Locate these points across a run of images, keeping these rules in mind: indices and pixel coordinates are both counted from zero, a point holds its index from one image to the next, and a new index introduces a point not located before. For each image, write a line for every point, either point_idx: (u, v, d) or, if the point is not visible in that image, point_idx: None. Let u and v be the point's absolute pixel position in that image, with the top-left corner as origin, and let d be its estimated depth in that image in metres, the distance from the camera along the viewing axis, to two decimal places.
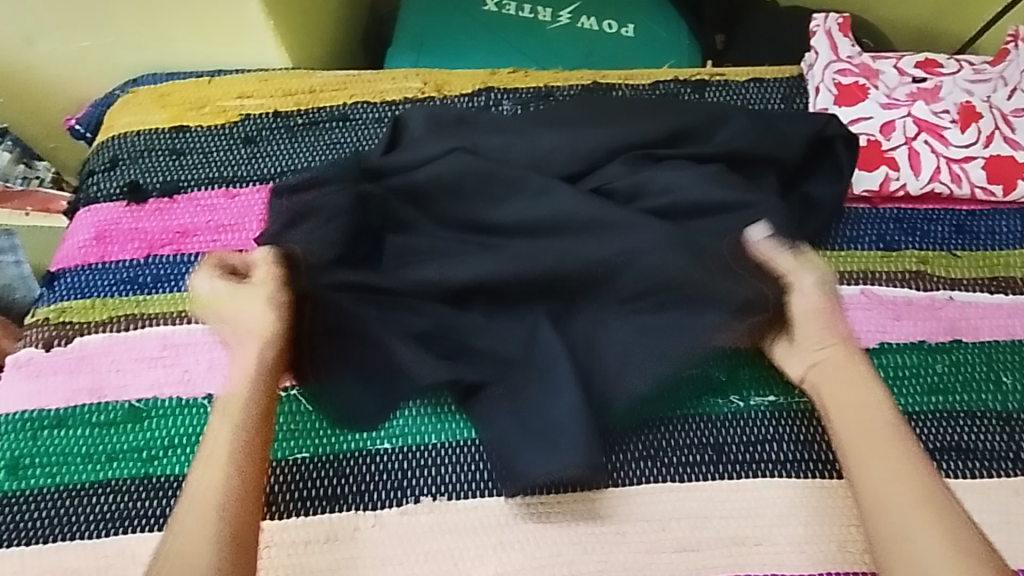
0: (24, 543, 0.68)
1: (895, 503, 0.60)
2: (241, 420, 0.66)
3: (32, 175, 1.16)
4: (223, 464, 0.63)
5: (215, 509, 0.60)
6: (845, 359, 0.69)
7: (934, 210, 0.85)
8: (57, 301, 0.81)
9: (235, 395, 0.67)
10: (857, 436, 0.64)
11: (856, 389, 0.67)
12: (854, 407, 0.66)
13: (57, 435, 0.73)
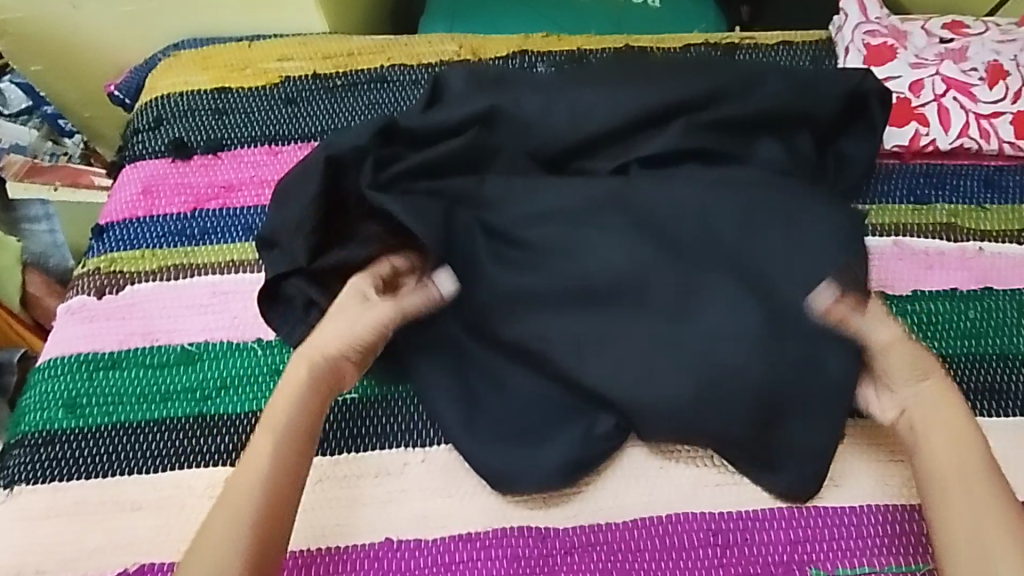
0: (83, 476, 0.70)
1: (984, 546, 0.59)
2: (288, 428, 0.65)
3: (61, 151, 1.22)
4: (263, 467, 0.62)
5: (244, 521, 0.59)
6: (940, 399, 0.67)
7: (963, 166, 0.87)
8: (108, 251, 0.83)
9: (291, 392, 0.66)
10: (951, 470, 0.63)
11: (955, 424, 0.65)
12: (949, 436, 0.65)
13: (113, 376, 0.75)
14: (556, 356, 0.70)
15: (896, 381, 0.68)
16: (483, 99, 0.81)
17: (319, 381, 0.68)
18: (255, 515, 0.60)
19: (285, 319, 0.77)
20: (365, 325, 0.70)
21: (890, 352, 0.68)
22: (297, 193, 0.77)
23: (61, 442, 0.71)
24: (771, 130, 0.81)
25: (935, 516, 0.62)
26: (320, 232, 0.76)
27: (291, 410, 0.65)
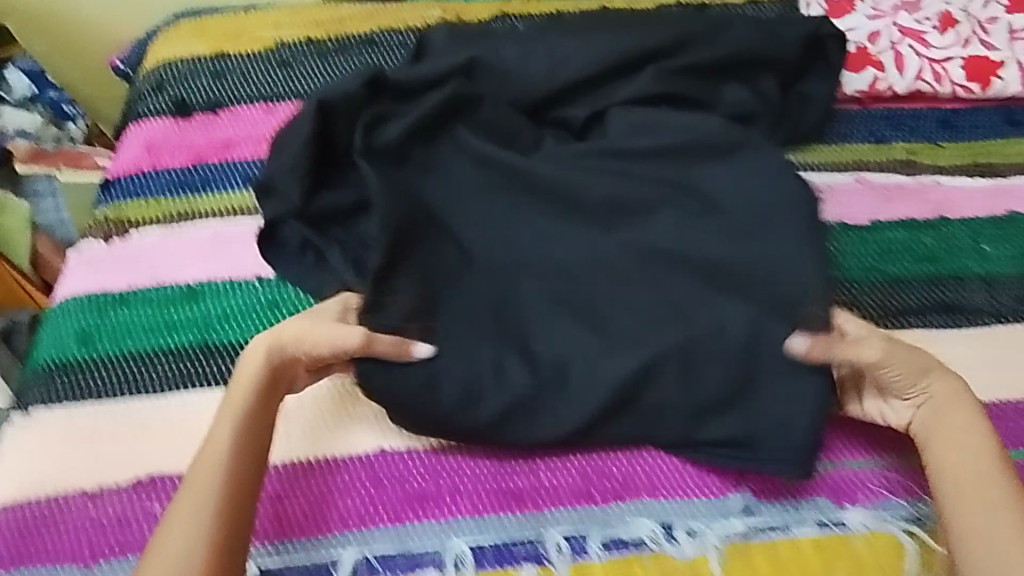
0: (96, 400, 0.74)
1: (1004, 548, 0.58)
2: (244, 421, 0.64)
3: (64, 137, 1.20)
4: (212, 478, 0.61)
5: (206, 518, 0.59)
6: (951, 398, 0.66)
7: (919, 109, 0.93)
8: (116, 202, 0.88)
9: (238, 401, 0.65)
10: (968, 472, 0.63)
11: (971, 424, 0.65)
12: (957, 432, 0.65)
13: (122, 312, 0.80)
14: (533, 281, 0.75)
15: (907, 387, 0.67)
16: (465, 53, 0.87)
17: (268, 386, 0.67)
18: (211, 527, 0.59)
19: (280, 257, 0.81)
20: (329, 340, 0.68)
21: (901, 352, 0.67)
22: (292, 141, 0.82)
23: (74, 370, 0.76)
24: (736, 76, 0.87)
25: (951, 519, 0.62)
26: (313, 177, 0.81)
27: (239, 418, 0.64)
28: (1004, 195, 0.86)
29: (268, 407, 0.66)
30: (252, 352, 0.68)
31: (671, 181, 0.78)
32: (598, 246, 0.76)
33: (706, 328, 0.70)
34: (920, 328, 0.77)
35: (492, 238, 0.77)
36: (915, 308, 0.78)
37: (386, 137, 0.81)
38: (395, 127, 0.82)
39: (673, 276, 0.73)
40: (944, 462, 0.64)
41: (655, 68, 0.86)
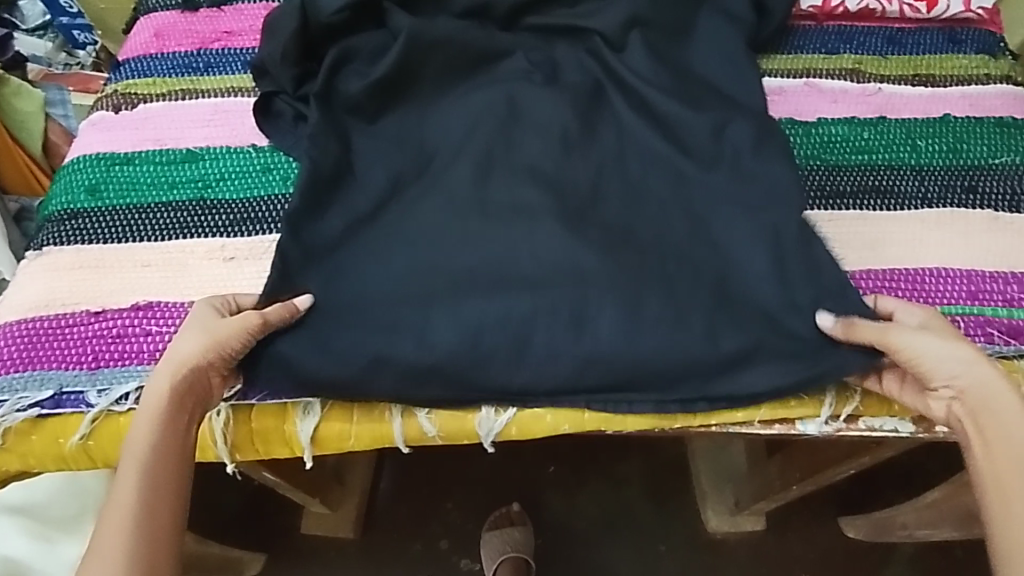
0: (102, 242, 0.82)
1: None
2: (151, 458, 0.65)
3: (73, 62, 1.34)
4: (135, 504, 0.63)
5: (121, 551, 0.61)
6: (988, 397, 0.65)
7: (869, 26, 1.00)
8: (125, 78, 0.96)
9: (142, 440, 0.65)
10: (1012, 472, 0.63)
11: (1006, 412, 0.65)
12: (1004, 435, 0.64)
13: (126, 169, 0.87)
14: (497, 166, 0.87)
15: (932, 376, 0.67)
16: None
17: (176, 404, 0.68)
18: (131, 554, 0.62)
19: (277, 130, 0.89)
20: (217, 335, 0.69)
21: (925, 348, 0.67)
22: (280, 27, 0.88)
23: (82, 216, 0.84)
24: None
25: (997, 522, 0.62)
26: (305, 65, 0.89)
27: (150, 446, 0.65)
28: (939, 101, 0.94)
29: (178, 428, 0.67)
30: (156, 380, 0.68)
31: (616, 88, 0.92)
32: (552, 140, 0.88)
33: (649, 210, 0.83)
34: (852, 210, 0.85)
35: (467, 126, 0.89)
36: (849, 193, 0.86)
37: (369, 45, 0.91)
38: (380, 33, 0.92)
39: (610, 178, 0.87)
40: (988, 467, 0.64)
41: None
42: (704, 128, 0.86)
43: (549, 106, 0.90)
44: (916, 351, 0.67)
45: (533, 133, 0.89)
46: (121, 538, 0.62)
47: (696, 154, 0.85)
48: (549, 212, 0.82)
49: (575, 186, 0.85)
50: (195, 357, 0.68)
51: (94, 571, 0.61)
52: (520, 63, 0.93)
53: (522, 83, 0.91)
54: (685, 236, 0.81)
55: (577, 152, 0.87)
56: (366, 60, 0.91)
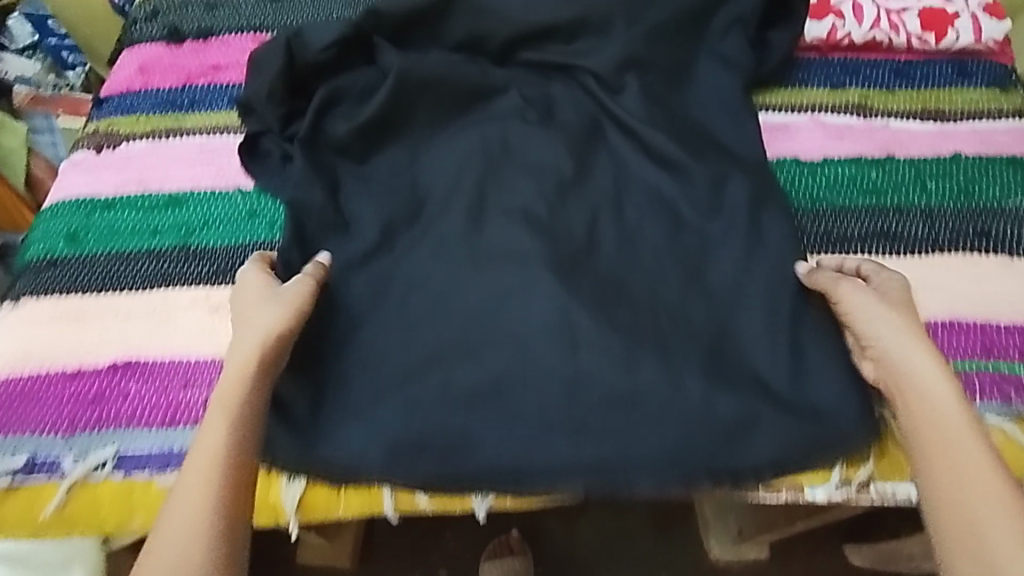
0: (81, 293, 0.79)
1: (968, 511, 0.58)
2: (236, 427, 0.63)
3: (63, 83, 1.33)
4: (221, 457, 0.62)
5: (206, 520, 0.59)
6: (907, 359, 0.66)
7: (875, 59, 0.97)
8: (107, 116, 0.92)
9: (228, 408, 0.64)
10: (931, 430, 0.62)
11: (928, 375, 0.64)
12: (923, 397, 0.64)
13: (108, 214, 0.84)
14: (491, 213, 0.83)
15: (865, 336, 0.69)
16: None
17: (259, 373, 0.67)
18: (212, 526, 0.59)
19: (262, 173, 0.86)
20: (296, 304, 0.71)
21: (860, 307, 0.70)
22: (265, 67, 0.86)
23: (62, 265, 0.80)
24: (698, 21, 0.91)
25: (921, 480, 0.61)
26: (291, 107, 0.87)
27: (240, 401, 0.65)
28: (948, 137, 0.90)
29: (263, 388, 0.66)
30: (241, 346, 0.68)
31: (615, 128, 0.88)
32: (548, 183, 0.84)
33: (644, 260, 0.81)
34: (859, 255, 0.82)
35: (455, 168, 0.86)
36: (857, 237, 0.83)
37: (357, 85, 0.89)
38: (369, 72, 0.90)
39: (608, 225, 0.83)
40: (912, 429, 0.63)
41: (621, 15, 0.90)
42: (703, 176, 0.85)
43: (544, 148, 0.87)
44: (853, 309, 0.70)
45: (526, 175, 0.85)
46: (201, 501, 0.60)
47: (694, 202, 0.84)
48: (540, 264, 0.78)
49: (570, 235, 0.82)
50: (278, 324, 0.69)
51: (171, 551, 0.57)
52: (514, 100, 0.90)
53: (515, 122, 0.88)
54: (681, 286, 0.79)
55: (571, 198, 0.84)
56: (354, 101, 0.89)
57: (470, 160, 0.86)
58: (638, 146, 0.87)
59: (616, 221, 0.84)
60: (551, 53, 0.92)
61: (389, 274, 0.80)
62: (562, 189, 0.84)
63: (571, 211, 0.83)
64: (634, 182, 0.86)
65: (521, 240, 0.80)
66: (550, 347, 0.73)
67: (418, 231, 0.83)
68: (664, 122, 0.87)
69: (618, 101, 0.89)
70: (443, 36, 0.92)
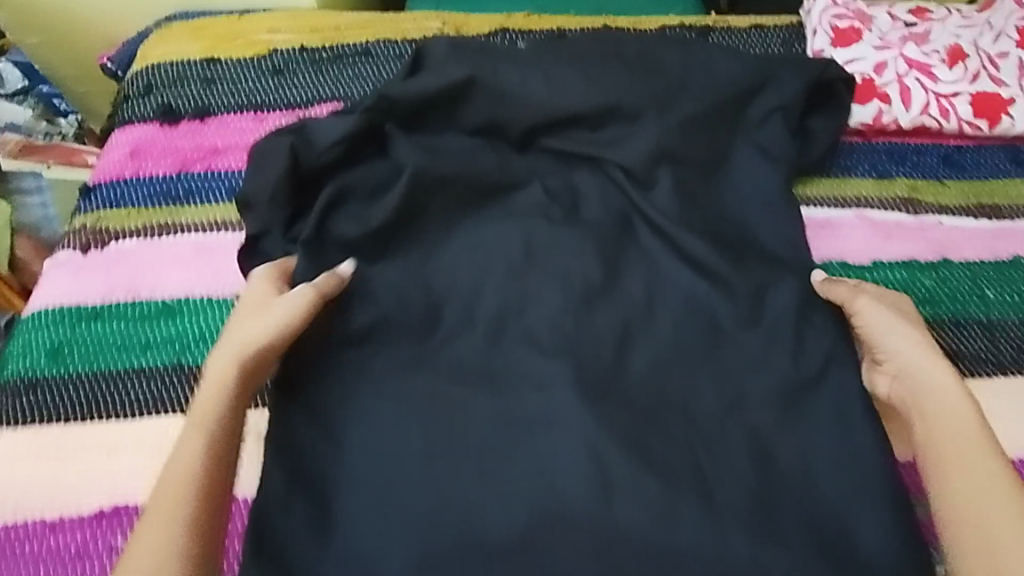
0: (62, 421, 0.72)
1: (981, 519, 0.58)
2: (212, 439, 0.63)
3: (55, 131, 1.19)
4: (188, 470, 0.61)
5: (179, 528, 0.58)
6: (923, 372, 0.67)
7: (923, 144, 0.90)
8: (95, 209, 0.86)
9: (204, 421, 0.64)
10: (946, 440, 0.63)
11: (940, 387, 0.66)
12: (938, 407, 0.65)
13: (95, 327, 0.78)
14: (513, 330, 0.77)
15: (882, 350, 0.71)
16: (473, 76, 0.83)
17: (239, 386, 0.67)
18: (182, 539, 0.57)
19: None
20: (280, 313, 0.70)
21: (879, 321, 0.72)
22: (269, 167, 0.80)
23: (41, 387, 0.74)
24: (734, 113, 0.85)
25: (937, 493, 0.61)
26: (295, 208, 0.80)
27: (214, 418, 0.64)
28: (1006, 238, 0.84)
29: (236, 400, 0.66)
30: (221, 359, 0.68)
31: (650, 231, 0.81)
32: (574, 294, 0.78)
33: (681, 382, 0.74)
34: None
35: (471, 275, 0.80)
36: None
37: (369, 183, 0.82)
38: (382, 168, 0.83)
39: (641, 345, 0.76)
40: (925, 440, 0.64)
41: (652, 106, 0.84)
42: (745, 286, 0.78)
43: (570, 252, 0.80)
44: (876, 325, 0.72)
45: (552, 285, 0.78)
46: (171, 511, 0.58)
47: (736, 316, 0.77)
48: (567, 389, 0.71)
49: (599, 356, 0.74)
50: (260, 337, 0.69)
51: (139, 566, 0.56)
52: (537, 196, 0.83)
53: (539, 222, 0.81)
54: (721, 413, 0.72)
55: (598, 309, 0.77)
56: (365, 198, 0.82)
57: (487, 267, 0.80)
58: (672, 250, 0.80)
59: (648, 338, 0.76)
60: (578, 142, 0.84)
61: (400, 400, 0.73)
62: (588, 299, 0.78)
63: (599, 326, 0.76)
64: (667, 289, 0.79)
65: (544, 363, 0.73)
66: (580, 493, 0.66)
67: (432, 348, 0.76)
68: (699, 224, 0.81)
69: (649, 197, 0.82)
70: (460, 126, 0.85)
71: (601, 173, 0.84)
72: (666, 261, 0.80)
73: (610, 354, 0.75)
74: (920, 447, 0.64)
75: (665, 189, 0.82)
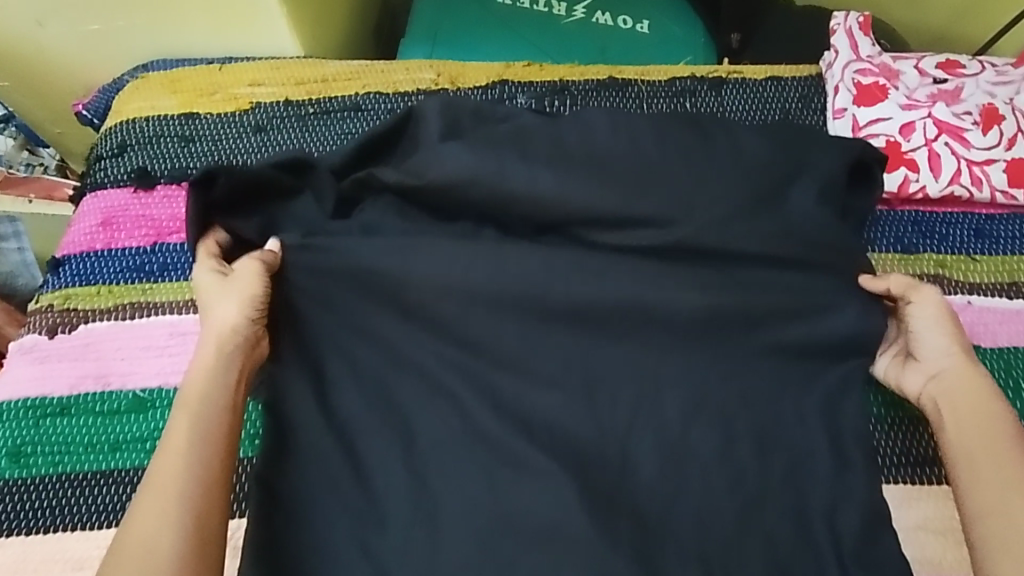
0: (26, 531, 0.68)
1: (1010, 520, 0.60)
2: (199, 417, 0.64)
3: (36, 162, 1.15)
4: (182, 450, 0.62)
5: (176, 498, 0.59)
6: (961, 377, 0.69)
7: (953, 213, 0.84)
8: (63, 286, 0.80)
9: (194, 401, 0.65)
10: (979, 446, 0.65)
11: (977, 395, 0.68)
12: (977, 416, 0.67)
13: (60, 423, 0.72)
14: (510, 427, 0.70)
15: (921, 347, 0.72)
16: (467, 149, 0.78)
17: (228, 365, 0.68)
18: (183, 510, 0.59)
19: None
20: (249, 293, 0.71)
21: (925, 317, 0.72)
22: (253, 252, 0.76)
23: (3, 492, 0.69)
24: (755, 182, 0.78)
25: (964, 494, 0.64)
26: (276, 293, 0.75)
27: (201, 394, 0.65)
28: None
29: (225, 382, 0.67)
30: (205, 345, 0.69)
31: (659, 315, 0.74)
32: (576, 390, 0.72)
33: (690, 489, 0.69)
34: (929, 482, 0.73)
35: (465, 363, 0.73)
36: (924, 458, 0.74)
37: (350, 261, 0.74)
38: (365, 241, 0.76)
39: (646, 448, 0.70)
40: (960, 445, 0.66)
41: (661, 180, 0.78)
42: (756, 380, 0.74)
43: (572, 339, 0.74)
44: (925, 322, 0.72)
45: (552, 378, 0.73)
46: (168, 486, 0.60)
47: (750, 415, 0.72)
48: (567, 499, 0.65)
49: (601, 460, 0.69)
50: (231, 316, 0.70)
51: (141, 539, 0.57)
52: (534, 265, 0.75)
53: (537, 299, 0.74)
54: (734, 526, 0.67)
55: (602, 404, 0.72)
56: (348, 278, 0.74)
57: (484, 353, 0.73)
58: (681, 339, 0.75)
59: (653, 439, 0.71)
60: (584, 211, 0.77)
61: (386, 510, 0.67)
62: (592, 393, 0.72)
63: (601, 424, 0.71)
64: (678, 381, 0.73)
65: (543, 466, 0.67)
66: None
67: (420, 446, 0.69)
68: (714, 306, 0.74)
69: (657, 276, 0.75)
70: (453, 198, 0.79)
71: (608, 247, 0.77)
72: (677, 349, 0.74)
73: (613, 458, 0.69)
74: (951, 450, 0.66)
75: (674, 271, 0.76)
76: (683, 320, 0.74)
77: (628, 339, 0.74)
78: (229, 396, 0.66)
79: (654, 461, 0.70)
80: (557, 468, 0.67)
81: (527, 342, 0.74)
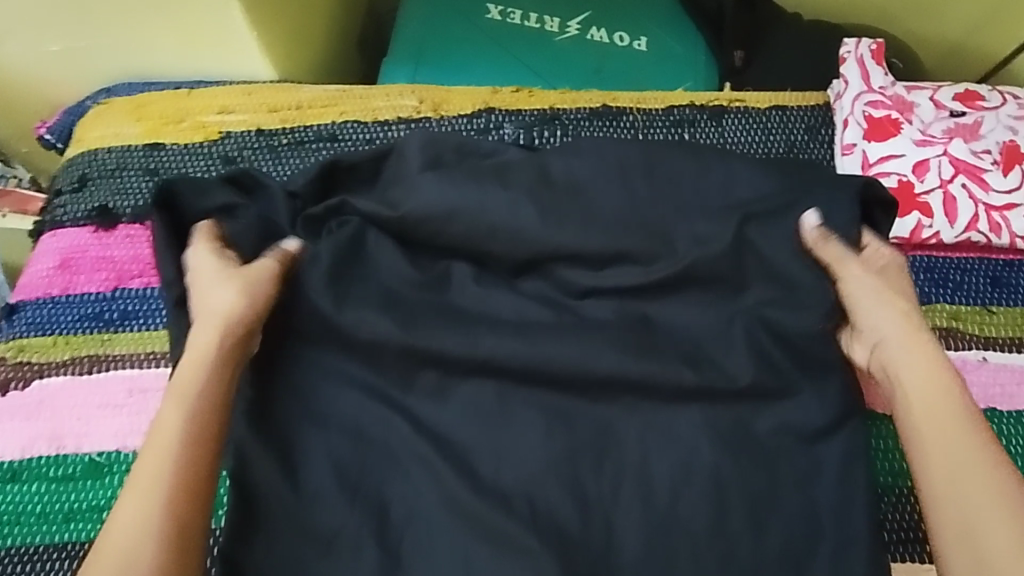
0: None
1: (966, 505, 0.55)
2: (193, 409, 0.59)
3: (10, 174, 1.08)
4: (171, 450, 0.57)
5: (162, 497, 0.54)
6: (902, 344, 0.64)
7: (968, 259, 0.79)
8: (17, 337, 0.75)
9: (186, 390, 0.60)
10: (928, 422, 0.60)
11: (918, 362, 0.63)
12: (925, 387, 0.61)
13: (11, 489, 0.68)
14: (487, 498, 0.64)
15: (860, 319, 0.68)
16: (447, 193, 0.72)
17: (225, 356, 0.63)
18: (165, 515, 0.54)
19: None
20: (251, 286, 0.67)
21: (864, 289, 0.68)
22: None
23: None
24: (752, 229, 0.73)
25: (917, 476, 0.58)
26: None
27: (197, 385, 0.61)
28: None
29: (222, 374, 0.62)
30: (200, 332, 0.64)
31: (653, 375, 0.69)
32: (560, 455, 0.67)
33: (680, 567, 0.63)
34: None
35: (441, 427, 0.68)
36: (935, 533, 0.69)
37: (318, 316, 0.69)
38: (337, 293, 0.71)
39: (635, 520, 0.65)
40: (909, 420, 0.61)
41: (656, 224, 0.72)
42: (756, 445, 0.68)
43: (556, 399, 0.69)
44: (862, 293, 0.68)
45: (534, 441, 0.67)
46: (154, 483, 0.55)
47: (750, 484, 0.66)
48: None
49: (584, 535, 0.64)
50: (231, 302, 0.65)
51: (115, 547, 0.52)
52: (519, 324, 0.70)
53: (521, 360, 0.69)
54: None
55: (587, 471, 0.66)
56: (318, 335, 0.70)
57: (462, 415, 0.68)
58: (674, 401, 0.69)
59: (642, 511, 0.65)
60: (569, 264, 0.73)
61: None
62: (575, 459, 0.67)
63: (585, 493, 0.66)
64: (670, 446, 0.68)
65: (519, 543, 0.62)
66: None
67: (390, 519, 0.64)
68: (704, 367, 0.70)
69: (647, 332, 0.71)
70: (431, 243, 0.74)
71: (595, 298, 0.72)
72: (669, 411, 0.69)
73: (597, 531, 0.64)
74: (903, 428, 0.61)
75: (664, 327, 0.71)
76: (676, 382, 0.69)
77: (616, 398, 0.69)
78: (225, 389, 0.62)
79: (641, 536, 0.64)
80: (536, 545, 0.62)
81: (509, 402, 0.69)
